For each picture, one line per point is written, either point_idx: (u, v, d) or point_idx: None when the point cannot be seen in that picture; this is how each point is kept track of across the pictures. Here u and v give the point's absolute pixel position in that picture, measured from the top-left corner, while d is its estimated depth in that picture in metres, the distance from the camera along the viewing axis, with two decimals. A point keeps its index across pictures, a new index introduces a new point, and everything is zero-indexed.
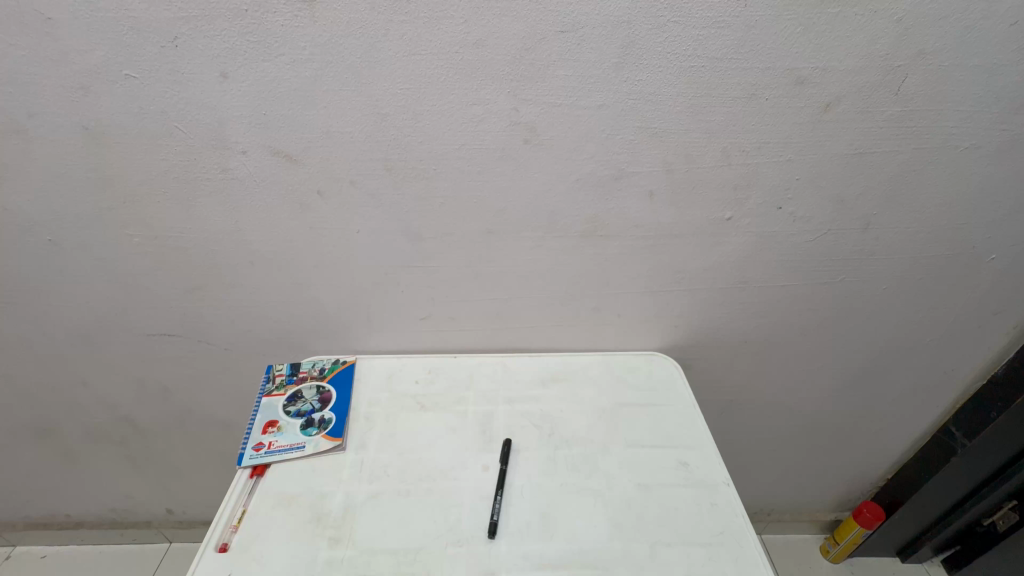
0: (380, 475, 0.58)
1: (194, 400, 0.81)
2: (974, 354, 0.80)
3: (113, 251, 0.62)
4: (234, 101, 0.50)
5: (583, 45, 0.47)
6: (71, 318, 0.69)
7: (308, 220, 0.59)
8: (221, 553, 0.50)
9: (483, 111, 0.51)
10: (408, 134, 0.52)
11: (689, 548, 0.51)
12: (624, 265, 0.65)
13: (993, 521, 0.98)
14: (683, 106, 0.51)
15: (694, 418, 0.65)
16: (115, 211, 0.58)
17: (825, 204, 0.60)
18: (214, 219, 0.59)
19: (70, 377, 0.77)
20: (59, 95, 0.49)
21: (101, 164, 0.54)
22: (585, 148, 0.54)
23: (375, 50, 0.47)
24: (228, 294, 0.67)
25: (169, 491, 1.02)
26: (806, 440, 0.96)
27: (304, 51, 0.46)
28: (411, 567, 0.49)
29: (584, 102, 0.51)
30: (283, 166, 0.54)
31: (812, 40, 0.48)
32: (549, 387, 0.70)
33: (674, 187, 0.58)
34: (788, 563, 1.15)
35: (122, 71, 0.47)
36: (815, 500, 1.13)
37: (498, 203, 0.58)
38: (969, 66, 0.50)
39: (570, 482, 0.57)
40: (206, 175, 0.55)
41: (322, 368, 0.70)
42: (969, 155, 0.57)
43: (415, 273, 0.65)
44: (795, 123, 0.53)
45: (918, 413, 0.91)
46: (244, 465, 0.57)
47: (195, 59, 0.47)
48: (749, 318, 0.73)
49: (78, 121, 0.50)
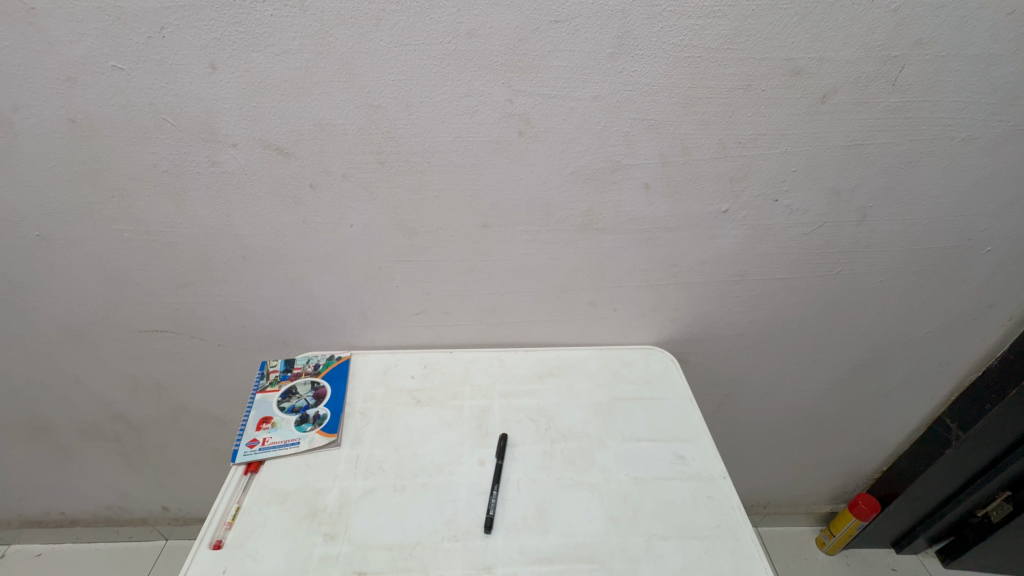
0: (376, 470, 0.58)
1: (189, 396, 0.81)
2: (968, 347, 0.81)
3: (104, 247, 0.61)
4: (223, 93, 0.49)
5: (578, 36, 0.46)
6: (63, 314, 0.68)
7: (302, 215, 0.58)
8: (215, 550, 0.50)
9: (477, 103, 0.50)
10: (401, 126, 0.51)
11: (685, 541, 0.51)
12: (620, 259, 0.65)
13: (987, 512, 0.99)
14: (679, 97, 0.51)
15: (691, 411, 0.65)
16: (105, 206, 0.57)
17: (823, 196, 0.60)
18: (206, 214, 0.58)
19: (63, 374, 0.76)
20: (45, 87, 0.48)
21: (90, 159, 0.53)
22: (581, 140, 0.53)
23: (366, 40, 0.46)
24: (221, 290, 0.66)
25: (166, 488, 1.01)
26: (802, 432, 0.97)
27: (293, 42, 0.46)
28: (407, 562, 0.49)
29: (580, 93, 0.50)
30: (275, 159, 0.53)
31: (810, 29, 0.47)
32: (546, 381, 0.69)
33: (670, 179, 0.57)
34: (783, 555, 1.16)
35: (109, 63, 0.46)
36: (811, 492, 1.13)
37: (493, 197, 0.57)
38: (968, 55, 0.49)
39: (567, 476, 0.57)
40: (197, 169, 0.54)
41: (317, 364, 0.70)
42: (968, 146, 0.56)
43: (411, 268, 0.64)
44: (792, 115, 0.53)
45: (914, 404, 0.91)
46: (238, 462, 0.57)
47: (183, 50, 0.46)
48: (745, 312, 0.73)
49: (65, 113, 0.49)
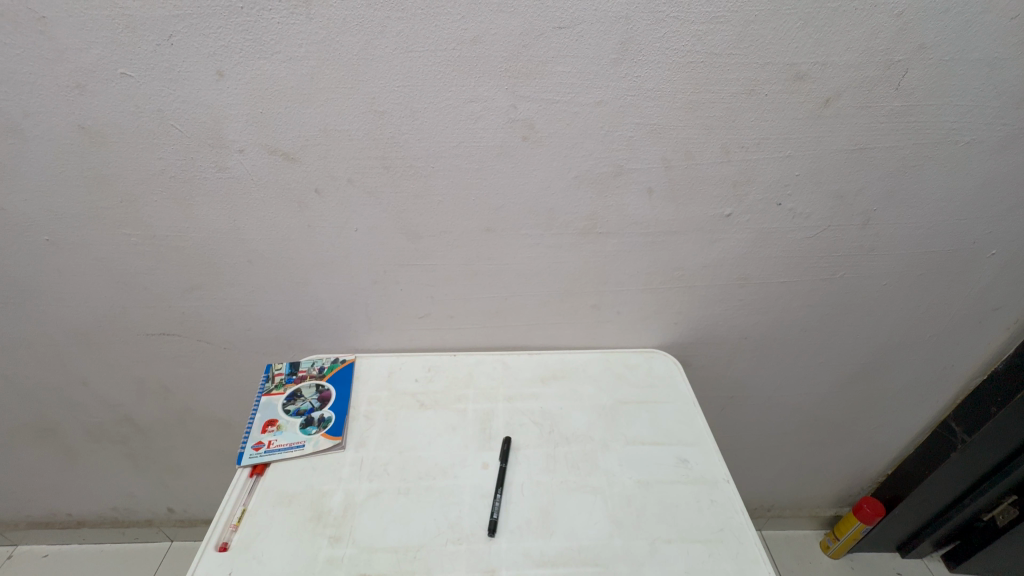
0: (380, 474, 0.58)
1: (194, 399, 0.81)
2: (973, 352, 0.80)
3: (112, 251, 0.62)
4: (231, 100, 0.49)
5: (581, 41, 0.47)
6: (71, 317, 0.69)
7: (307, 219, 0.59)
8: (221, 552, 0.50)
9: (481, 108, 0.50)
10: (406, 131, 0.52)
11: (688, 545, 0.51)
12: (623, 262, 0.65)
13: (993, 516, 0.99)
14: (682, 102, 0.51)
15: (694, 414, 0.65)
16: (113, 211, 0.58)
17: (826, 200, 0.60)
18: (212, 219, 0.59)
19: (71, 376, 0.77)
20: (55, 94, 0.48)
21: (98, 164, 0.54)
22: (584, 145, 0.53)
23: (371, 47, 0.46)
24: (227, 293, 0.67)
25: (170, 490, 1.02)
26: (806, 436, 0.96)
27: (300, 49, 0.46)
28: (412, 565, 0.49)
29: (583, 98, 0.50)
30: (281, 164, 0.54)
31: (812, 34, 0.47)
32: (549, 384, 0.70)
33: (674, 183, 0.57)
34: (787, 559, 1.16)
35: (118, 70, 0.47)
36: (815, 496, 1.13)
37: (497, 201, 0.58)
38: (970, 60, 0.49)
39: (570, 479, 0.58)
40: (204, 174, 0.55)
41: (322, 367, 0.70)
42: (972, 150, 0.56)
43: (415, 272, 0.64)
44: (795, 119, 0.53)
45: (919, 407, 0.91)
46: (244, 464, 0.57)
47: (191, 57, 0.46)
48: (748, 315, 0.73)
49: (75, 120, 0.50)
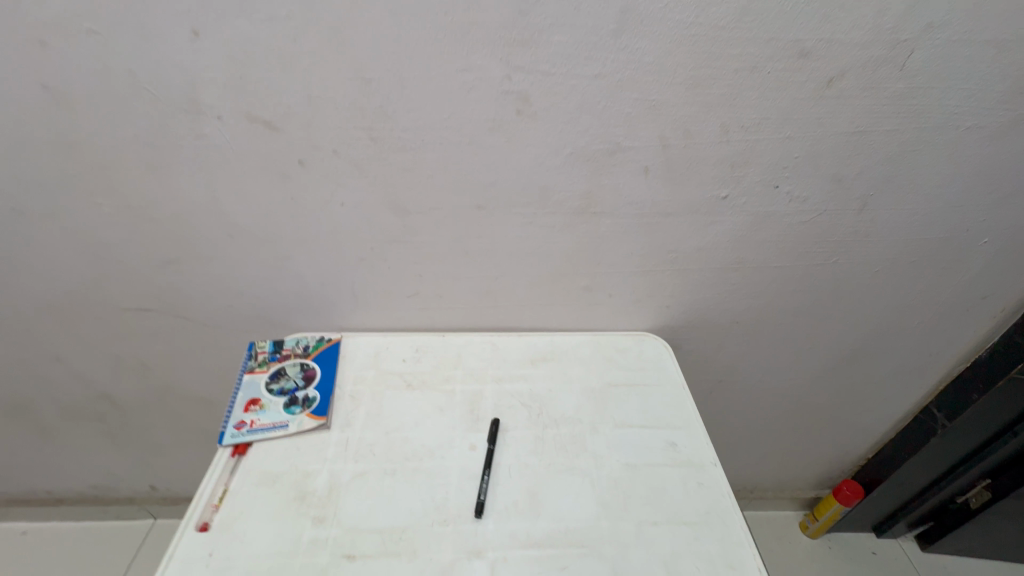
0: (366, 455, 0.57)
1: (175, 376, 0.79)
2: (958, 339, 0.81)
3: (83, 221, 0.59)
4: (206, 62, 0.46)
5: (580, 9, 0.44)
6: (42, 291, 0.66)
7: (290, 192, 0.56)
8: (202, 533, 0.49)
9: (473, 78, 0.48)
10: (394, 101, 0.49)
11: (674, 527, 0.51)
12: (617, 244, 0.64)
13: (967, 499, 1.01)
14: (683, 78, 0.49)
15: (683, 399, 0.65)
16: (82, 178, 0.54)
17: (824, 184, 0.59)
18: (189, 189, 0.56)
19: (45, 352, 0.74)
20: (14, 50, 0.45)
21: (64, 128, 0.50)
22: (580, 120, 0.51)
23: (357, 8, 0.43)
24: (207, 268, 0.64)
25: (153, 468, 1.01)
26: (791, 419, 0.97)
27: (280, 7, 0.43)
28: (397, 546, 0.49)
29: (580, 70, 0.48)
30: (262, 133, 0.51)
31: (820, 9, 0.45)
32: (539, 366, 0.69)
33: (671, 163, 0.56)
34: (767, 537, 1.19)
35: (81, 25, 0.44)
36: (797, 477, 1.15)
37: (488, 177, 0.56)
38: (978, 41, 0.48)
39: (559, 462, 0.57)
40: (180, 142, 0.52)
41: (307, 346, 0.68)
42: (973, 136, 0.55)
43: (402, 250, 0.63)
44: (797, 99, 0.51)
45: (903, 393, 0.92)
46: (225, 444, 0.56)
47: (162, 13, 0.43)
48: (741, 300, 0.73)
49: (36, 78, 0.47)
